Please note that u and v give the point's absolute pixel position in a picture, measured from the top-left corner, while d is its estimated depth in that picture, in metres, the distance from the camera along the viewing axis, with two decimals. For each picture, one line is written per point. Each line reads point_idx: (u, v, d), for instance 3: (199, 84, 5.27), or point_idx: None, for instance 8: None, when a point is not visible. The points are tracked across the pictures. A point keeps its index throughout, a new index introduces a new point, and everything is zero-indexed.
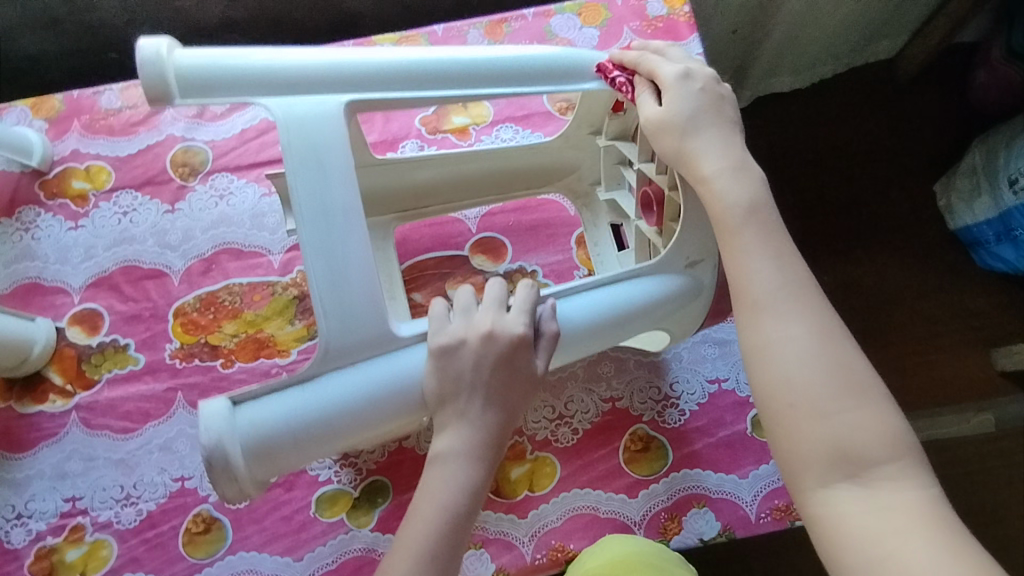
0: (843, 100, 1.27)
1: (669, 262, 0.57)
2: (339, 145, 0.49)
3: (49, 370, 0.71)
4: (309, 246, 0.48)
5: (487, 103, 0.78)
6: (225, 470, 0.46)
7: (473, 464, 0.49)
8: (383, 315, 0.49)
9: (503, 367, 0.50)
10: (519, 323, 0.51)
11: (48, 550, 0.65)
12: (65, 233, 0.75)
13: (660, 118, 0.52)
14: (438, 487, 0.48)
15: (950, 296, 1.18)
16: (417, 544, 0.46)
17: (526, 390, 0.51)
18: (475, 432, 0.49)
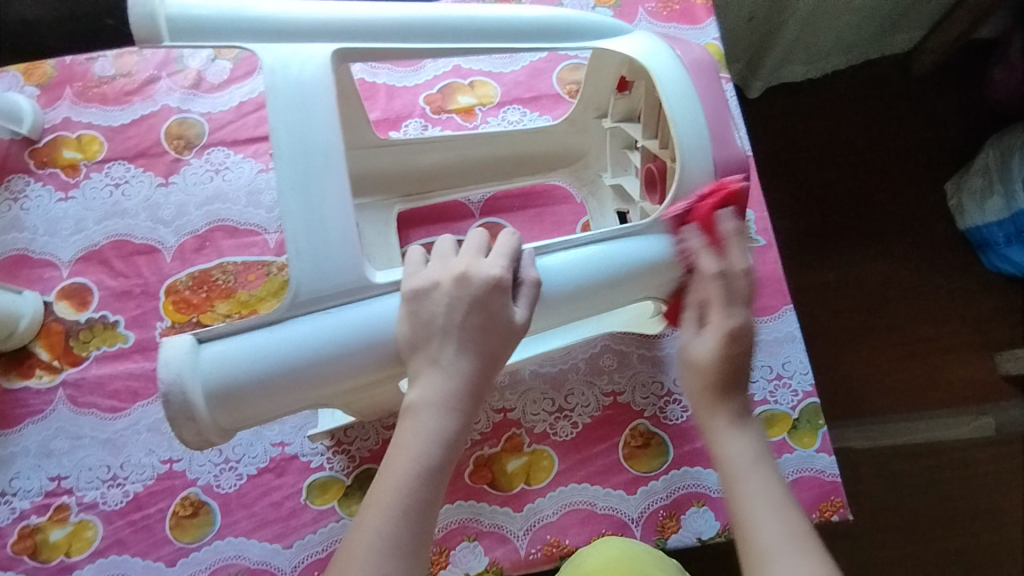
0: (855, 93, 1.24)
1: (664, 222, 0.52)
2: (325, 88, 0.47)
3: (36, 344, 0.69)
4: (285, 186, 0.45)
5: (494, 82, 0.75)
6: (183, 410, 0.43)
7: (446, 414, 0.44)
8: (360, 258, 0.46)
9: (478, 312, 0.45)
10: (497, 266, 0.46)
11: (32, 529, 0.64)
12: (54, 204, 0.73)
13: (699, 360, 0.49)
14: (410, 442, 0.44)
15: (956, 298, 1.17)
16: (387, 501, 0.43)
17: (506, 340, 0.46)
18: (450, 381, 0.44)
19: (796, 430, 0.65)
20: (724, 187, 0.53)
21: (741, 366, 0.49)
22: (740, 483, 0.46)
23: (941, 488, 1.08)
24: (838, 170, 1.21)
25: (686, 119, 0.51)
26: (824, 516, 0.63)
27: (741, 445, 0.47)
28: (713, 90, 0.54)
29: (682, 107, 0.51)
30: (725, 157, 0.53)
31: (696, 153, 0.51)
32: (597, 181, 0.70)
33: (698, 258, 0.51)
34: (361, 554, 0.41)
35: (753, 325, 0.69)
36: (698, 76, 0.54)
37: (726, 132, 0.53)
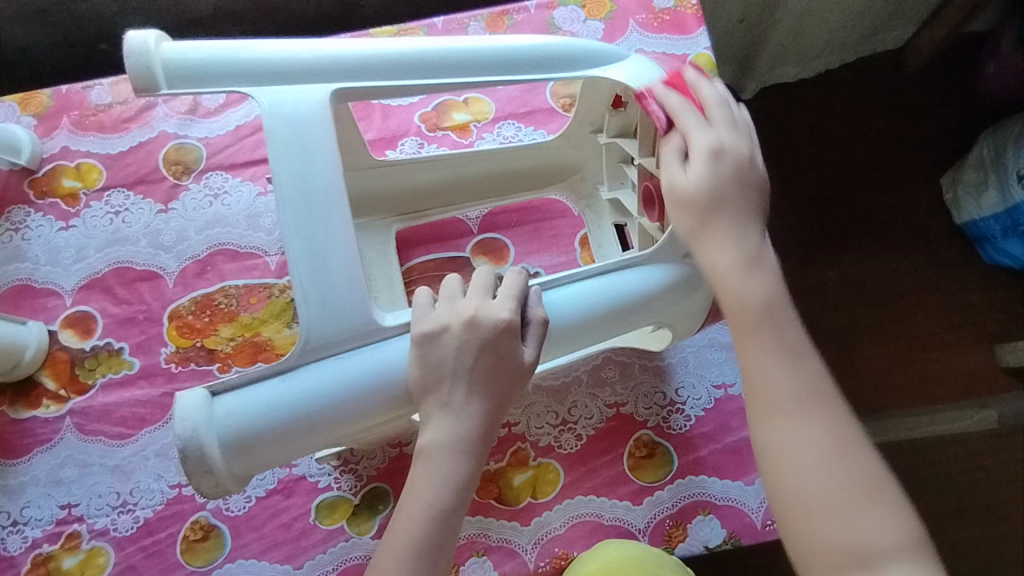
0: (849, 93, 1.25)
1: (666, 250, 0.52)
2: (324, 131, 0.47)
3: (42, 374, 0.69)
4: (289, 230, 0.45)
5: (488, 99, 0.76)
6: (201, 463, 0.43)
7: (460, 459, 0.44)
8: (367, 300, 0.46)
9: (488, 356, 0.45)
10: (505, 308, 0.46)
11: (44, 557, 0.64)
12: (55, 233, 0.73)
13: (682, 192, 0.48)
14: (422, 487, 0.44)
15: (954, 291, 1.17)
16: (403, 546, 0.42)
17: (516, 381, 0.46)
18: (462, 425, 0.44)
19: None
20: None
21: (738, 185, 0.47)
22: (780, 423, 0.42)
23: (945, 482, 1.09)
24: (834, 172, 1.22)
25: None
26: None
27: (757, 282, 0.45)
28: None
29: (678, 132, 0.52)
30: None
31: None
32: (594, 194, 0.71)
33: (676, 117, 0.50)
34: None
35: None
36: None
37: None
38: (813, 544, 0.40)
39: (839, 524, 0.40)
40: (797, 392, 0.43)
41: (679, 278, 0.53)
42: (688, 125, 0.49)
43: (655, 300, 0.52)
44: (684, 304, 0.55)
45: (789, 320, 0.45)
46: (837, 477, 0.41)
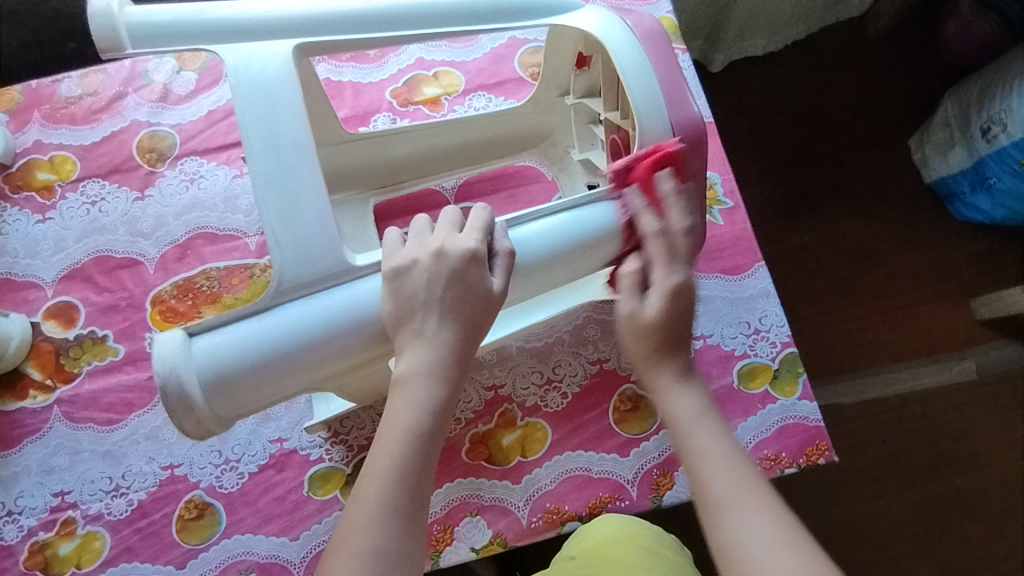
0: (815, 58, 1.28)
1: (629, 184, 0.52)
2: (290, 84, 0.48)
3: (27, 365, 0.69)
4: (259, 179, 0.46)
5: (457, 71, 0.77)
6: (182, 401, 0.43)
7: (435, 383, 0.45)
8: (338, 242, 0.47)
9: (456, 284, 0.46)
10: (470, 240, 0.47)
11: (40, 545, 0.65)
12: (33, 226, 0.73)
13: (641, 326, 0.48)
14: (401, 410, 0.44)
15: (928, 248, 1.20)
16: (384, 469, 0.43)
17: (486, 310, 0.47)
18: (435, 350, 0.45)
19: (777, 381, 0.68)
20: (682, 145, 0.53)
21: (682, 324, 0.48)
22: (727, 511, 0.43)
23: (929, 432, 1.11)
24: (804, 134, 1.24)
25: (641, 89, 0.52)
26: (811, 460, 0.65)
27: (689, 395, 0.47)
28: (662, 54, 0.54)
29: (633, 80, 0.52)
30: (682, 117, 0.53)
31: (654, 120, 0.52)
32: (565, 157, 0.71)
33: (638, 217, 0.51)
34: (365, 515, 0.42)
35: (728, 284, 0.71)
36: (649, 44, 0.54)
37: (681, 94, 0.53)
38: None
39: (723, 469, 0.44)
40: (724, 464, 0.45)
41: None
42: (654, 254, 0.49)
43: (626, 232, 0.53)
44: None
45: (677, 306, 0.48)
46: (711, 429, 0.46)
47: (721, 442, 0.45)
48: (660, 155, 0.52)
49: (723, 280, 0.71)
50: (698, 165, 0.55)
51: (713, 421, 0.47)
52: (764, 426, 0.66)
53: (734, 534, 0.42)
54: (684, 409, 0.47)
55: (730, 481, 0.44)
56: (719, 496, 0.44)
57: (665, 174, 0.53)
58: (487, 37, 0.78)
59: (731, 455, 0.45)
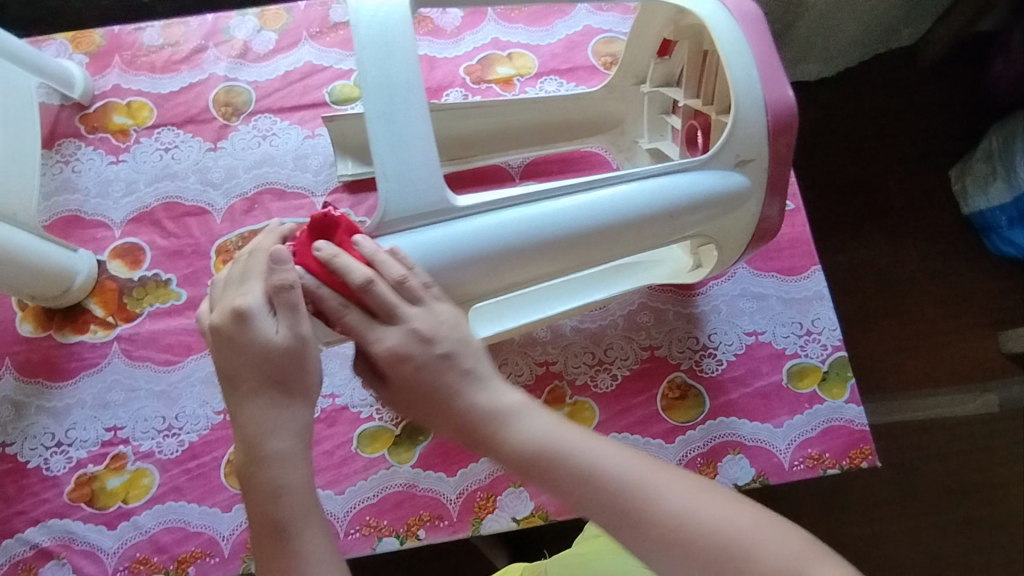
0: (866, 79, 1.21)
1: (719, 157, 0.55)
2: (407, 28, 0.49)
3: (90, 301, 0.71)
4: (371, 115, 0.48)
5: (531, 54, 0.78)
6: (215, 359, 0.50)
7: (287, 465, 0.44)
8: (441, 183, 0.49)
9: (233, 346, 0.45)
10: (250, 295, 0.45)
11: (89, 477, 0.66)
12: (105, 166, 0.75)
13: (387, 356, 0.45)
14: (259, 509, 0.43)
15: (959, 278, 1.14)
16: (268, 557, 0.43)
17: (262, 367, 0.45)
18: (271, 425, 0.44)
19: (826, 382, 0.68)
20: (774, 127, 0.55)
21: (425, 382, 0.45)
22: (634, 516, 0.41)
23: (950, 461, 1.07)
24: (849, 157, 1.19)
25: (741, 67, 0.53)
26: (854, 463, 0.66)
27: (535, 427, 0.44)
28: (761, 38, 0.55)
29: (735, 60, 0.53)
30: (775, 99, 0.54)
31: (749, 101, 0.53)
32: (633, 147, 0.73)
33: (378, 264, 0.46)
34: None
35: (784, 283, 0.72)
36: (747, 26, 0.55)
37: (778, 77, 0.55)
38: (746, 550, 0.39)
39: (609, 472, 0.42)
40: (597, 490, 0.42)
41: (732, 186, 0.55)
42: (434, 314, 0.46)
43: (710, 203, 0.55)
44: (731, 219, 0.57)
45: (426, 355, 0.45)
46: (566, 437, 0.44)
47: (581, 464, 0.42)
48: (752, 132, 0.54)
49: (779, 280, 0.72)
50: (787, 148, 0.56)
51: (568, 441, 0.43)
52: (810, 425, 0.67)
53: (655, 523, 0.40)
54: (523, 455, 0.43)
55: (626, 477, 0.42)
56: (611, 520, 0.41)
57: (756, 153, 0.55)
58: (562, 23, 0.80)
59: (599, 466, 0.42)
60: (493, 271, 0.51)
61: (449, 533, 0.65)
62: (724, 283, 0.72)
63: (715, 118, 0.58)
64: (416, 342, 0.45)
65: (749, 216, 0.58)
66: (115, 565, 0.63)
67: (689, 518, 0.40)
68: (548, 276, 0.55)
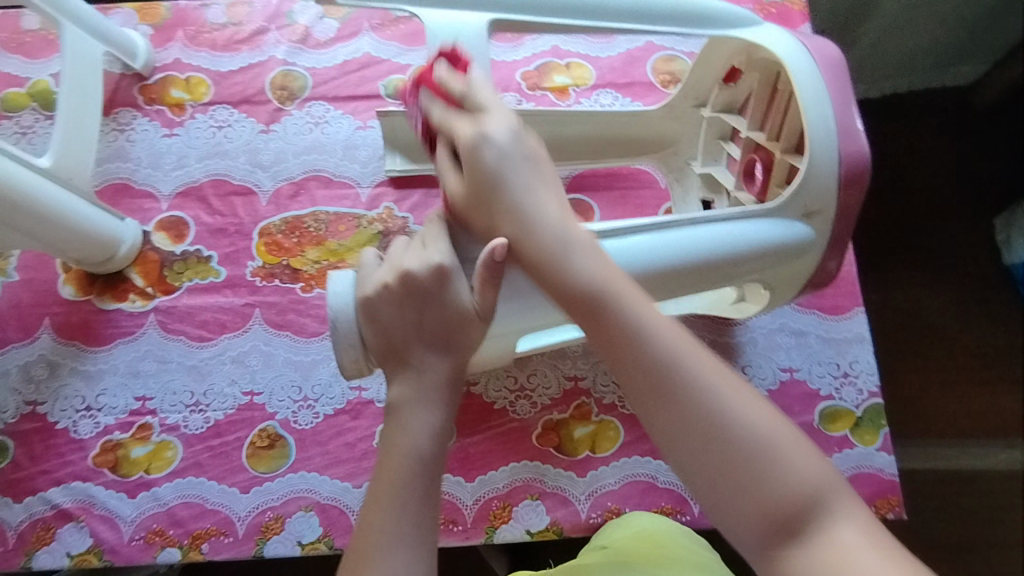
0: (920, 115, 1.15)
1: (786, 208, 0.54)
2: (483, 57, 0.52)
3: (131, 270, 0.72)
4: (445, 141, 0.50)
5: (589, 65, 0.78)
6: (348, 336, 0.50)
7: (437, 408, 0.45)
8: None
9: (429, 301, 0.47)
10: (438, 254, 0.47)
11: (114, 444, 0.67)
12: (159, 138, 0.76)
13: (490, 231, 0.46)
14: (400, 441, 0.44)
15: (996, 331, 1.08)
16: (392, 491, 0.42)
17: (449, 322, 0.46)
18: (430, 375, 0.46)
19: (858, 428, 0.67)
20: (845, 178, 0.53)
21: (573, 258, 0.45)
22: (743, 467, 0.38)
23: (966, 514, 1.01)
24: (895, 192, 1.13)
25: (817, 112, 0.52)
26: (879, 513, 0.65)
27: (647, 334, 0.41)
28: (840, 82, 0.54)
29: (813, 103, 0.52)
30: (849, 140, 0.53)
31: (823, 146, 0.52)
32: (685, 169, 0.72)
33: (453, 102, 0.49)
34: (374, 524, 0.41)
35: (824, 322, 0.71)
36: (828, 71, 0.54)
37: (853, 127, 0.53)
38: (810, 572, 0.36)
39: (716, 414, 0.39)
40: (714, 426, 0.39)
41: (797, 237, 0.54)
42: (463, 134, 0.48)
43: (772, 253, 0.54)
44: (790, 267, 0.56)
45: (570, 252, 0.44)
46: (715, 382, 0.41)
47: (690, 383, 0.40)
48: (823, 186, 0.53)
49: (820, 318, 0.71)
50: (858, 200, 0.55)
51: (683, 356, 0.40)
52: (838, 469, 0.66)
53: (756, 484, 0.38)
54: (636, 364, 0.41)
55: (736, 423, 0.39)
56: (699, 454, 0.39)
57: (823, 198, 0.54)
58: (624, 37, 0.79)
59: (712, 396, 0.39)
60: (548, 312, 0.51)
61: (462, 539, 0.64)
62: (763, 316, 0.71)
63: (781, 157, 0.58)
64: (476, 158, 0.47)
65: (809, 265, 0.57)
66: (131, 533, 0.64)
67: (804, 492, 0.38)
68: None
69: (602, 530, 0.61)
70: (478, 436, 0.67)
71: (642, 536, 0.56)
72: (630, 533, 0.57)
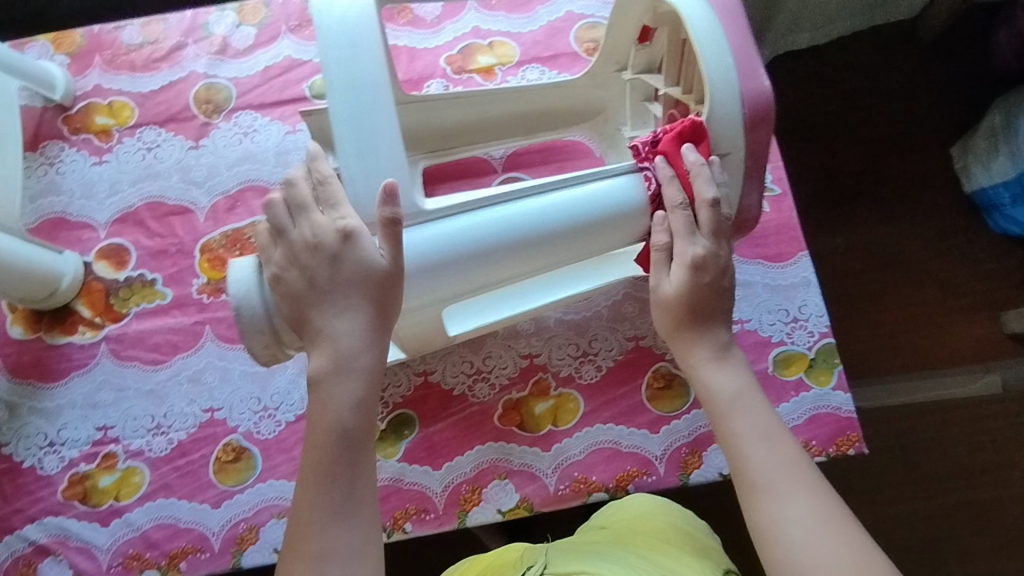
0: (862, 54, 1.16)
1: None
2: (370, 28, 0.49)
3: (78, 302, 0.72)
4: (338, 120, 0.48)
5: (512, 42, 0.77)
6: (253, 322, 0.51)
7: (353, 377, 0.47)
8: (410, 188, 0.49)
9: (337, 267, 0.47)
10: (342, 219, 0.47)
11: (81, 475, 0.67)
12: (89, 167, 0.75)
13: (665, 297, 0.53)
14: (325, 410, 0.47)
15: (962, 259, 1.08)
16: (316, 466, 0.45)
17: (364, 287, 0.47)
18: (347, 342, 0.47)
19: (812, 369, 0.68)
20: (750, 120, 0.53)
21: (711, 300, 0.53)
22: (760, 491, 0.46)
23: (950, 443, 1.01)
24: (842, 131, 1.13)
25: (713, 56, 0.52)
26: (841, 450, 0.65)
27: (727, 378, 0.51)
28: (735, 22, 0.54)
29: (709, 48, 0.52)
30: (751, 85, 0.53)
31: (724, 93, 0.52)
32: (617, 135, 0.72)
33: (663, 187, 0.54)
34: (307, 489, 0.45)
35: (770, 271, 0.71)
36: (725, 15, 0.54)
37: (754, 70, 0.53)
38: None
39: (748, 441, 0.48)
40: (738, 428, 0.49)
41: None
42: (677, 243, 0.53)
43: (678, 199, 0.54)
44: None
45: (716, 289, 0.53)
46: (726, 392, 0.51)
47: (752, 433, 0.49)
48: (727, 130, 0.53)
49: (765, 267, 0.71)
50: (764, 142, 0.55)
51: (743, 409, 0.50)
52: (796, 413, 0.66)
53: (766, 515, 0.45)
54: (711, 406, 0.51)
55: (772, 461, 0.47)
56: (750, 481, 0.47)
57: (731, 147, 0.54)
58: (544, 10, 0.79)
59: (768, 444, 0.48)
60: (463, 278, 0.52)
61: (435, 526, 0.65)
62: None
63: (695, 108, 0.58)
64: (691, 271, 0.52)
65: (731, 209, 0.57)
66: (108, 561, 0.65)
67: (805, 530, 0.44)
68: (508, 279, 0.55)
69: (602, 510, 0.62)
70: (441, 424, 0.68)
71: (637, 519, 0.58)
72: (630, 517, 0.58)
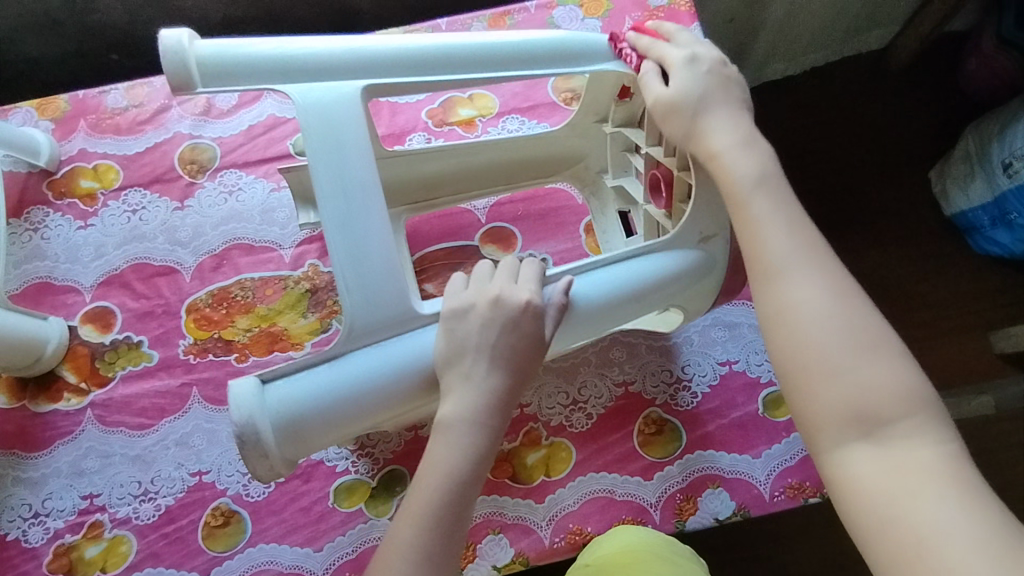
0: (837, 85, 1.18)
1: (683, 238, 0.56)
2: (356, 127, 0.50)
3: (63, 368, 0.71)
4: (330, 225, 0.49)
5: (492, 95, 0.79)
6: (258, 446, 0.47)
7: (475, 431, 0.48)
8: (405, 290, 0.50)
9: (512, 329, 0.50)
10: (527, 291, 0.51)
11: (66, 547, 0.65)
12: (74, 232, 0.75)
13: (669, 100, 0.53)
14: (441, 456, 0.48)
15: (947, 282, 1.09)
16: (421, 509, 0.47)
17: (530, 352, 0.51)
18: (481, 395, 0.49)
19: None
20: None
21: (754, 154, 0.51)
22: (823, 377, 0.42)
23: None
24: (825, 168, 1.14)
25: None
26: None
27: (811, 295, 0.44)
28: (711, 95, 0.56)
29: None
30: None
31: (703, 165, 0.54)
32: (598, 181, 0.73)
33: (643, 50, 0.57)
34: (418, 513, 0.46)
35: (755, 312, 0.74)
36: None
37: None
38: (849, 477, 0.40)
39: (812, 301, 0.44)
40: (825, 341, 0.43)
41: (694, 261, 0.57)
42: (662, 48, 0.56)
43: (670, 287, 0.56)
44: (693, 290, 0.58)
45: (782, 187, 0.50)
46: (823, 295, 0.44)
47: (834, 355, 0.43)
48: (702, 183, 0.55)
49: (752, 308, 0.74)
50: None
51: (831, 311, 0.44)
52: (788, 454, 0.67)
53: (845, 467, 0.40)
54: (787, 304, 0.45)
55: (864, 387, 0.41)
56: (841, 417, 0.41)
57: (716, 229, 0.57)
58: None
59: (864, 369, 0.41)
60: None
61: None
62: (695, 315, 0.73)
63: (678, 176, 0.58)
64: (687, 64, 0.54)
65: (716, 283, 0.60)
66: None
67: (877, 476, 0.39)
68: None
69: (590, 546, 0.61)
70: None
71: (622, 553, 0.56)
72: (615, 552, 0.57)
